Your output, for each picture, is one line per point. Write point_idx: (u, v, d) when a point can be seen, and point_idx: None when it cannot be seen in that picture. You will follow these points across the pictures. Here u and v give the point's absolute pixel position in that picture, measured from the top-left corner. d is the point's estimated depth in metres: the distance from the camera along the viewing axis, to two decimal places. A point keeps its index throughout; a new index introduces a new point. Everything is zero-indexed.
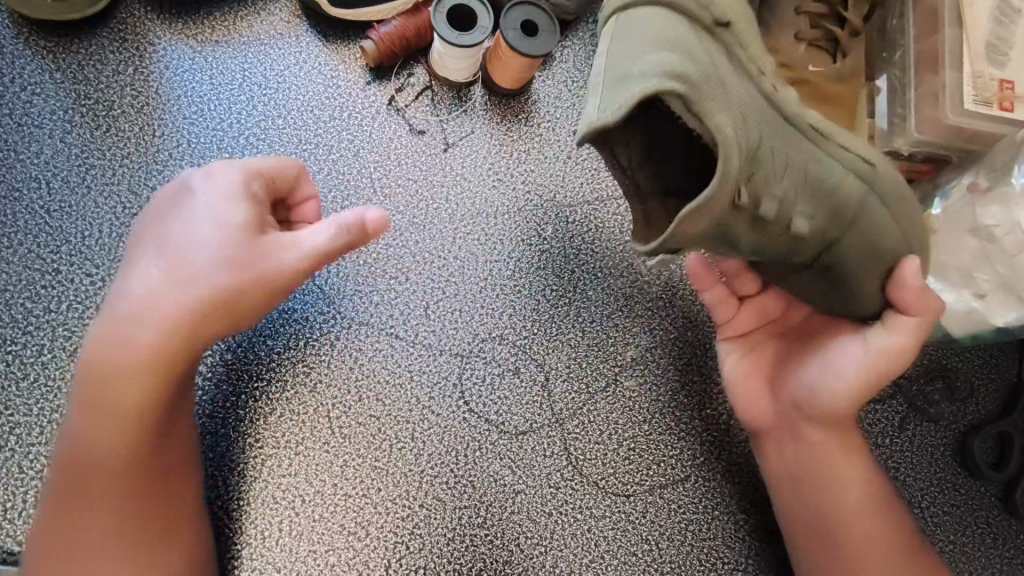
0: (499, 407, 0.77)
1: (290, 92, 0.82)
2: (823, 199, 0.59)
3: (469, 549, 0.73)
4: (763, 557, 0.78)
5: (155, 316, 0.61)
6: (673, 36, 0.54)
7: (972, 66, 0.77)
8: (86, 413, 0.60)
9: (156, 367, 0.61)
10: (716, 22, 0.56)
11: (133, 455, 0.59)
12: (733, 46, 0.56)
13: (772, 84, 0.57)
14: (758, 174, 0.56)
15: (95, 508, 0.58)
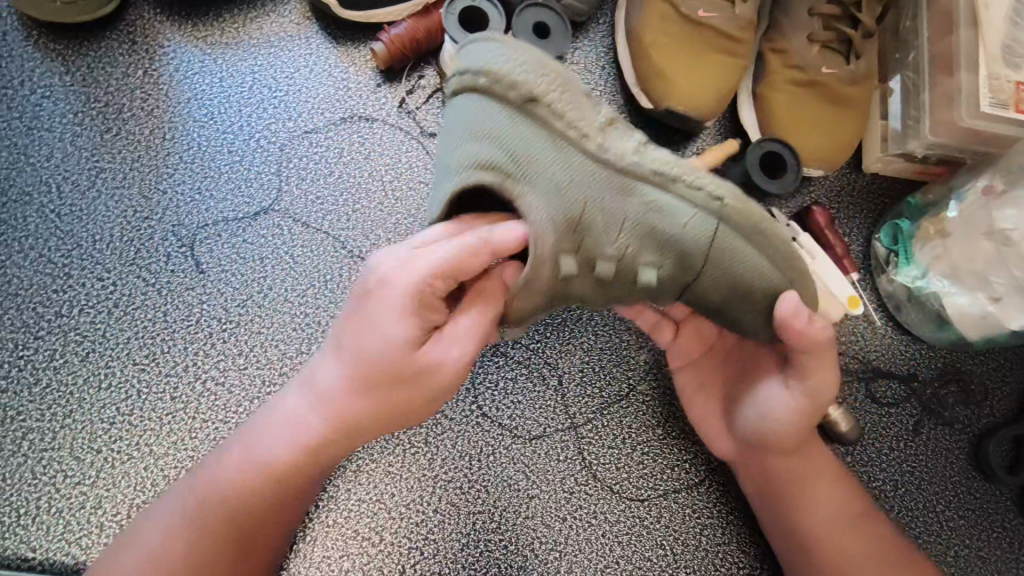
0: (513, 411, 0.77)
1: (301, 95, 0.82)
2: (668, 245, 0.54)
3: (484, 555, 0.73)
4: (778, 562, 0.77)
5: (313, 395, 0.59)
6: (492, 124, 0.54)
7: (988, 67, 0.76)
8: (234, 474, 0.59)
9: (295, 454, 0.59)
10: (522, 97, 0.52)
11: (255, 512, 0.59)
12: (544, 116, 0.52)
13: (602, 140, 0.53)
14: (590, 238, 0.55)
15: (198, 546, 0.57)
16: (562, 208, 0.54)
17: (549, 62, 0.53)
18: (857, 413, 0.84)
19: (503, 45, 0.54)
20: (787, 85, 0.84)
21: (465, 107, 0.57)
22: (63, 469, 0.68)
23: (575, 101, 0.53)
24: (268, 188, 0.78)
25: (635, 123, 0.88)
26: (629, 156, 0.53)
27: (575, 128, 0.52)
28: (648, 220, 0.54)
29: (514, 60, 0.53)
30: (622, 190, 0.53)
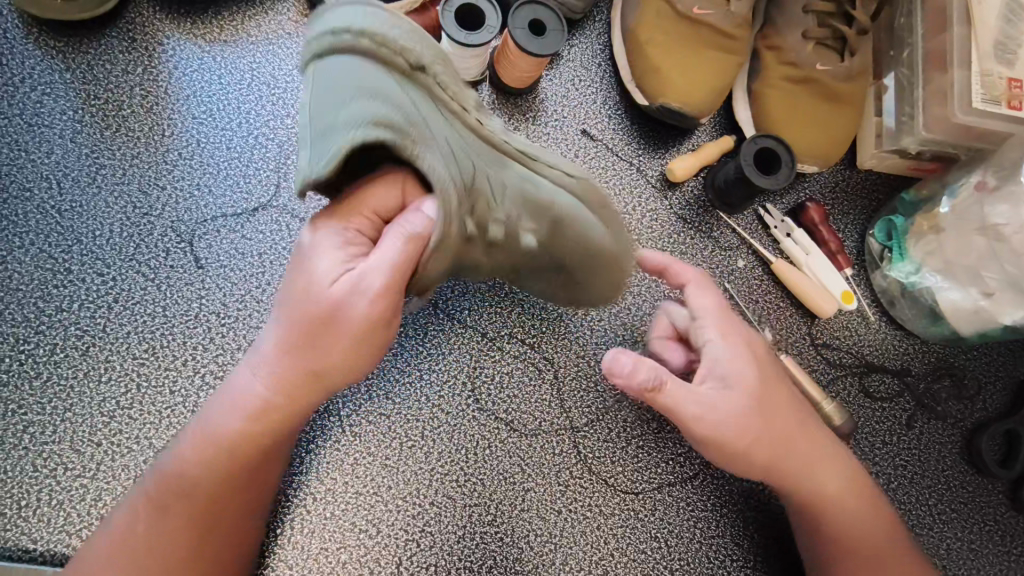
0: (509, 405, 0.78)
1: (298, 92, 0.82)
2: (540, 211, 0.63)
3: (480, 547, 0.73)
4: (771, 555, 0.78)
5: (260, 366, 0.58)
6: (383, 84, 0.56)
7: (980, 64, 0.76)
8: (189, 455, 0.59)
9: (250, 432, 0.59)
10: (415, 65, 0.58)
11: (217, 498, 0.60)
12: (435, 89, 0.59)
13: (478, 116, 0.62)
14: (480, 195, 0.60)
15: (166, 532, 0.58)
16: (462, 171, 0.58)
17: (424, 37, 0.60)
18: (850, 407, 0.85)
19: (377, 11, 0.57)
20: (782, 82, 0.84)
21: (338, 65, 0.56)
22: (63, 462, 0.69)
23: (452, 83, 0.61)
24: (266, 184, 0.79)
25: (631, 120, 0.88)
26: (499, 136, 0.63)
27: (456, 103, 0.60)
28: (524, 189, 0.62)
29: (403, 31, 0.58)
30: (500, 160, 0.62)
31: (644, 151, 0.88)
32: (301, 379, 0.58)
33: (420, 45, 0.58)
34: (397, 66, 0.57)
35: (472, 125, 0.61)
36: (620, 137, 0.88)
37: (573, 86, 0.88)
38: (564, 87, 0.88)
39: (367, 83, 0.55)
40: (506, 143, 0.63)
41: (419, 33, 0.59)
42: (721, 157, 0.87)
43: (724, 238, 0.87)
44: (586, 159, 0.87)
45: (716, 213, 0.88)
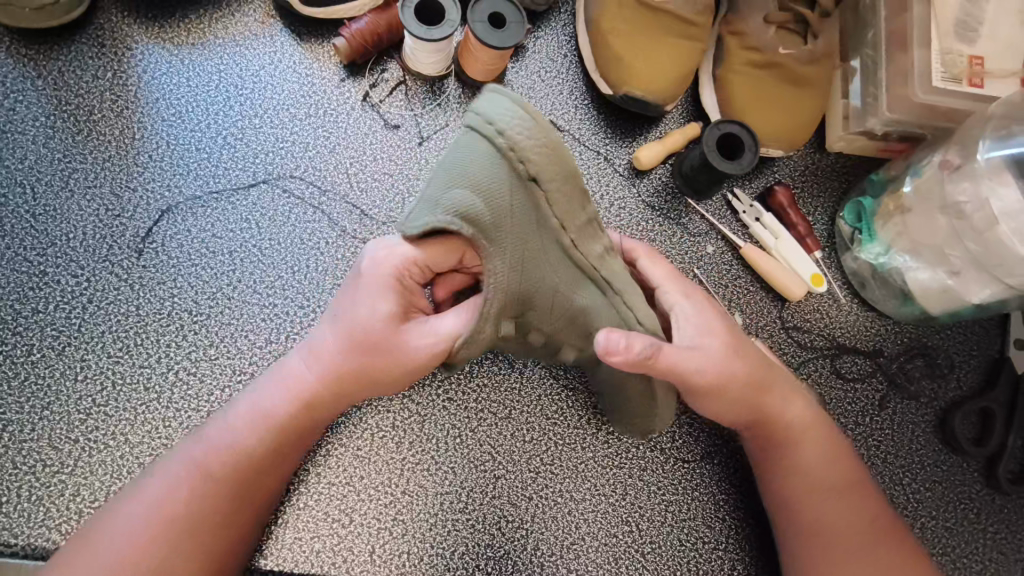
0: (479, 394, 0.79)
1: (266, 92, 0.84)
2: (581, 327, 0.66)
3: (452, 534, 0.75)
4: (744, 537, 0.79)
5: (318, 358, 0.64)
6: (489, 176, 0.59)
7: (940, 43, 0.78)
8: (239, 431, 0.62)
9: (284, 429, 0.64)
10: (530, 175, 0.59)
11: (246, 492, 0.62)
12: (539, 198, 0.60)
13: (580, 239, 0.63)
14: (532, 311, 0.64)
15: (205, 499, 0.60)
16: (524, 287, 0.62)
17: (548, 136, 0.59)
18: (821, 389, 0.85)
19: (521, 112, 0.59)
20: (746, 66, 0.85)
21: (470, 139, 0.60)
22: (43, 458, 0.71)
23: (567, 200, 0.61)
24: (236, 183, 0.81)
25: (597, 110, 0.89)
26: (590, 258, 0.63)
27: (559, 220, 0.61)
28: (580, 320, 0.65)
29: (530, 139, 0.58)
30: (577, 282, 0.64)
31: (611, 140, 0.89)
32: (331, 382, 0.64)
33: (540, 145, 0.58)
34: (513, 163, 0.58)
35: (563, 244, 0.62)
36: (586, 128, 0.88)
37: (539, 77, 0.89)
38: (529, 78, 0.89)
39: (479, 172, 0.59)
40: (586, 265, 0.63)
41: (549, 136, 0.59)
42: (687, 145, 0.87)
43: (692, 224, 0.87)
44: None
45: (684, 199, 0.88)
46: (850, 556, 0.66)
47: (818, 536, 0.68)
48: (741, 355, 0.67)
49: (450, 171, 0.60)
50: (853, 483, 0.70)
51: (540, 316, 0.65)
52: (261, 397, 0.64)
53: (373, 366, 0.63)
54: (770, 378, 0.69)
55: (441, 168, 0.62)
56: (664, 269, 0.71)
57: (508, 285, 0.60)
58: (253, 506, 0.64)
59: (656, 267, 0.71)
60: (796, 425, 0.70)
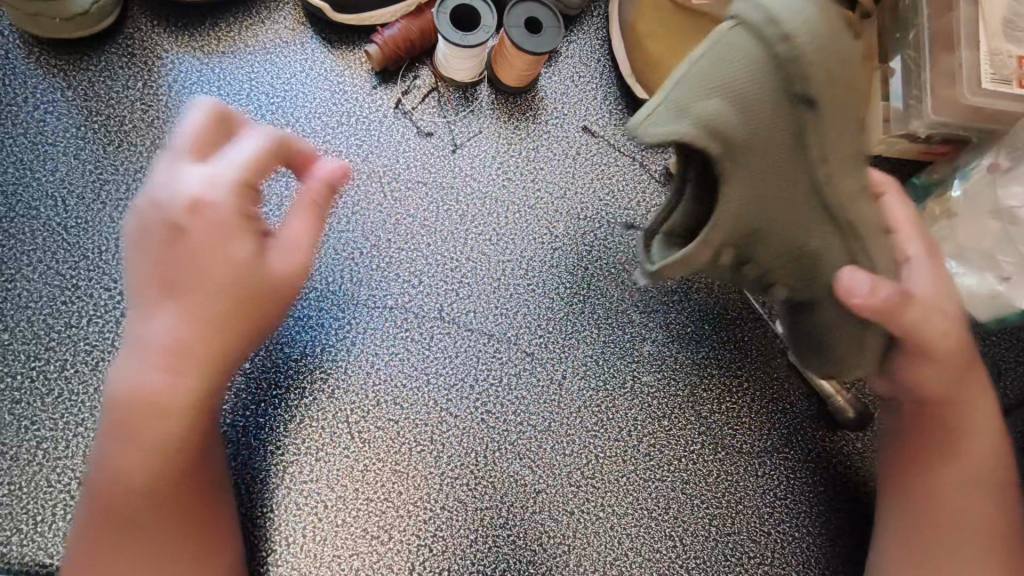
0: (517, 407, 0.77)
1: (297, 100, 0.82)
2: (801, 267, 0.64)
3: (493, 550, 0.73)
4: (791, 551, 0.77)
5: (149, 352, 0.58)
6: (754, 92, 0.55)
7: (989, 44, 0.76)
8: (116, 450, 0.57)
9: (146, 411, 0.57)
10: (803, 94, 0.55)
11: (172, 485, 0.58)
12: (811, 125, 0.56)
13: (835, 176, 0.58)
14: (759, 241, 0.64)
15: (117, 525, 0.56)
16: (755, 215, 0.61)
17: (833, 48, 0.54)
18: (866, 399, 0.83)
19: (812, 12, 0.54)
20: None
21: (725, 40, 0.56)
22: (77, 476, 0.69)
23: (840, 129, 0.57)
24: (268, 193, 0.79)
25: (632, 115, 0.87)
26: (847, 194, 0.59)
27: (819, 153, 0.57)
28: (804, 261, 0.63)
29: (812, 53, 0.54)
30: (815, 221, 0.60)
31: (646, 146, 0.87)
32: (164, 348, 0.58)
33: (834, 74, 0.55)
34: (781, 83, 0.55)
35: (815, 183, 0.58)
36: (621, 133, 0.87)
37: (572, 83, 0.88)
38: (563, 83, 0.87)
39: (732, 87, 0.56)
40: (839, 211, 0.59)
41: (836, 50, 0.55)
42: None
43: None
44: (588, 155, 0.86)
45: None
46: (966, 547, 0.64)
47: (937, 521, 0.66)
48: (959, 327, 0.67)
49: (705, 84, 0.56)
50: (1003, 488, 0.67)
51: (766, 249, 0.64)
52: (111, 410, 0.58)
53: (257, 289, 0.60)
54: (969, 363, 0.68)
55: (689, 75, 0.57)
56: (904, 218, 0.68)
57: (745, 210, 0.60)
58: (194, 482, 0.60)
59: (899, 205, 0.68)
60: (972, 417, 0.68)
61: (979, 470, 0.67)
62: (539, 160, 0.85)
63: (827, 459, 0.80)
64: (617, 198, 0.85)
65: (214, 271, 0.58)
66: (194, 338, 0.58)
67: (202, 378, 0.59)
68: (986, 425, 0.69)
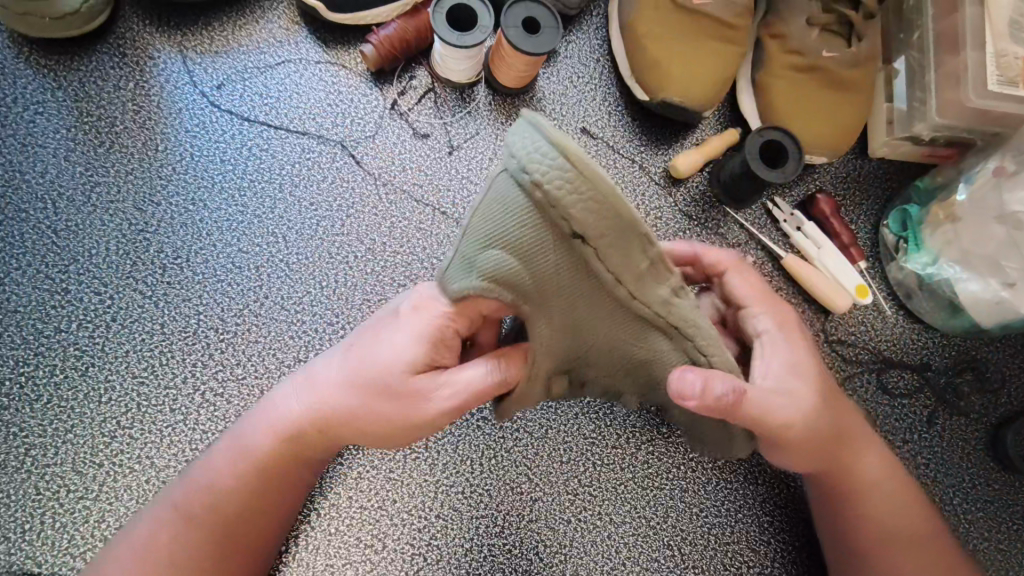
0: (514, 413, 0.76)
1: (291, 101, 0.81)
2: (636, 370, 0.63)
3: (488, 559, 0.72)
4: (790, 561, 0.76)
5: (350, 371, 0.60)
6: (536, 238, 0.51)
7: (994, 45, 0.74)
8: (243, 471, 0.60)
9: (306, 435, 0.61)
10: (573, 231, 0.49)
11: (236, 513, 0.60)
12: (593, 260, 0.50)
13: (639, 294, 0.54)
14: (585, 356, 0.63)
15: (186, 539, 0.58)
16: (571, 342, 0.61)
17: (593, 175, 0.46)
18: (868, 405, 0.82)
19: (562, 157, 0.45)
20: (787, 70, 0.82)
21: (496, 196, 0.51)
22: (66, 484, 0.68)
23: (624, 257, 0.51)
24: (261, 196, 0.78)
25: (631, 116, 0.86)
26: (654, 307, 0.55)
27: (614, 276, 0.52)
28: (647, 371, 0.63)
29: (573, 193, 0.46)
30: (631, 335, 0.58)
31: (645, 147, 0.86)
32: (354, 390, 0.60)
33: (589, 206, 0.47)
34: (553, 228, 0.50)
35: (621, 299, 0.54)
36: (620, 135, 0.86)
37: (571, 84, 0.86)
38: (561, 84, 0.86)
39: (522, 233, 0.51)
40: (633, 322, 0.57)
41: (589, 176, 0.46)
42: (727, 152, 0.84)
43: (731, 234, 0.84)
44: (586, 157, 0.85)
45: (722, 208, 0.85)
46: None
47: None
48: (804, 404, 0.62)
49: (517, 230, 0.51)
50: (919, 537, 0.65)
51: (593, 366, 0.65)
52: (280, 433, 0.61)
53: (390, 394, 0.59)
54: (835, 423, 0.64)
55: (494, 216, 0.52)
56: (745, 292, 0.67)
57: (558, 339, 0.59)
58: (268, 516, 0.62)
59: (741, 285, 0.68)
60: (863, 468, 0.66)
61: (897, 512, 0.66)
62: None
63: None
64: None
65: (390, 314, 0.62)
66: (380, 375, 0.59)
67: (368, 422, 0.60)
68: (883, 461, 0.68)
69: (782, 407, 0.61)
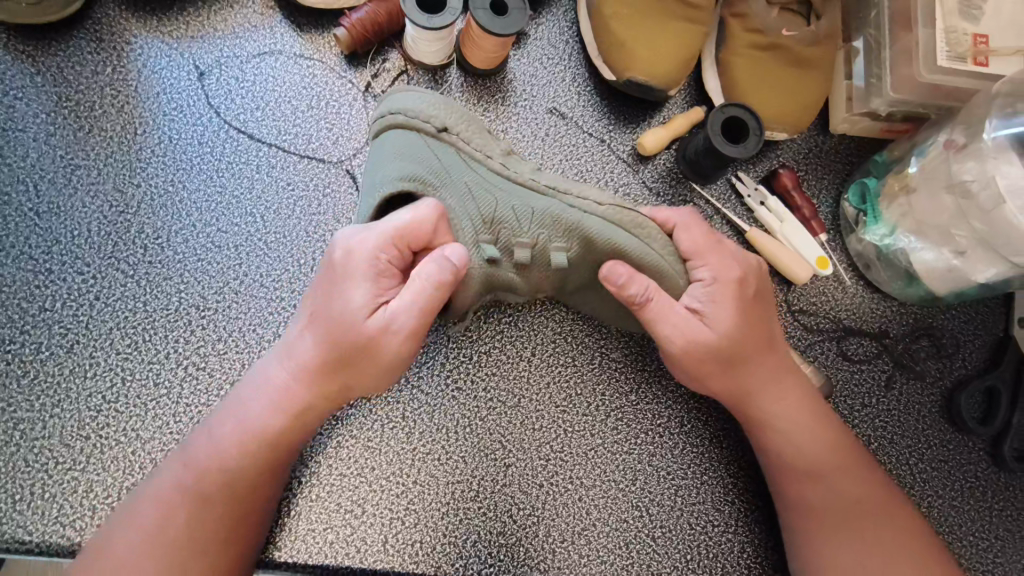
0: (488, 383, 0.79)
1: (266, 84, 0.83)
2: (560, 225, 0.70)
3: (464, 522, 0.75)
4: (754, 519, 0.79)
5: (307, 344, 0.65)
6: (417, 146, 0.70)
7: (945, 21, 0.76)
8: (236, 447, 0.63)
9: (295, 408, 0.65)
10: (440, 128, 0.70)
11: (250, 483, 0.64)
12: (460, 144, 0.71)
13: (504, 162, 0.72)
14: (503, 226, 0.70)
15: (198, 514, 0.61)
16: (479, 204, 0.70)
17: (449, 103, 0.73)
18: (829, 371, 0.85)
19: (425, 94, 0.72)
20: (749, 48, 0.84)
21: (381, 144, 0.72)
22: (55, 456, 0.71)
23: (479, 136, 0.72)
24: (239, 177, 0.80)
25: (600, 96, 0.89)
26: (527, 174, 0.71)
27: (482, 154, 0.71)
28: (556, 214, 0.70)
29: (436, 106, 0.71)
30: (525, 193, 0.70)
31: (614, 126, 0.88)
32: (341, 359, 0.64)
33: (454, 114, 0.72)
34: (429, 134, 0.70)
35: (496, 169, 0.71)
36: (589, 114, 0.88)
37: (540, 65, 0.89)
38: (531, 66, 0.88)
39: (412, 145, 0.70)
40: (530, 183, 0.71)
41: (450, 103, 0.73)
42: (692, 130, 0.87)
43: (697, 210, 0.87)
44: (556, 137, 0.87)
45: (689, 184, 0.88)
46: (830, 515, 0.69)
47: (807, 487, 0.70)
48: (735, 328, 0.69)
49: (400, 150, 0.70)
50: (828, 434, 0.72)
51: (509, 227, 0.70)
52: (277, 401, 0.65)
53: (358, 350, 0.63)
54: (771, 339, 0.72)
55: (381, 157, 0.71)
56: (701, 239, 0.71)
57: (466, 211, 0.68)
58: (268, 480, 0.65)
59: (688, 237, 0.72)
60: (773, 390, 0.71)
61: (820, 453, 0.71)
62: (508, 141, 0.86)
63: None
64: (586, 177, 0.86)
65: (333, 273, 0.65)
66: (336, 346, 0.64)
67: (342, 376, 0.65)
68: (802, 400, 0.72)
69: (726, 331, 0.69)
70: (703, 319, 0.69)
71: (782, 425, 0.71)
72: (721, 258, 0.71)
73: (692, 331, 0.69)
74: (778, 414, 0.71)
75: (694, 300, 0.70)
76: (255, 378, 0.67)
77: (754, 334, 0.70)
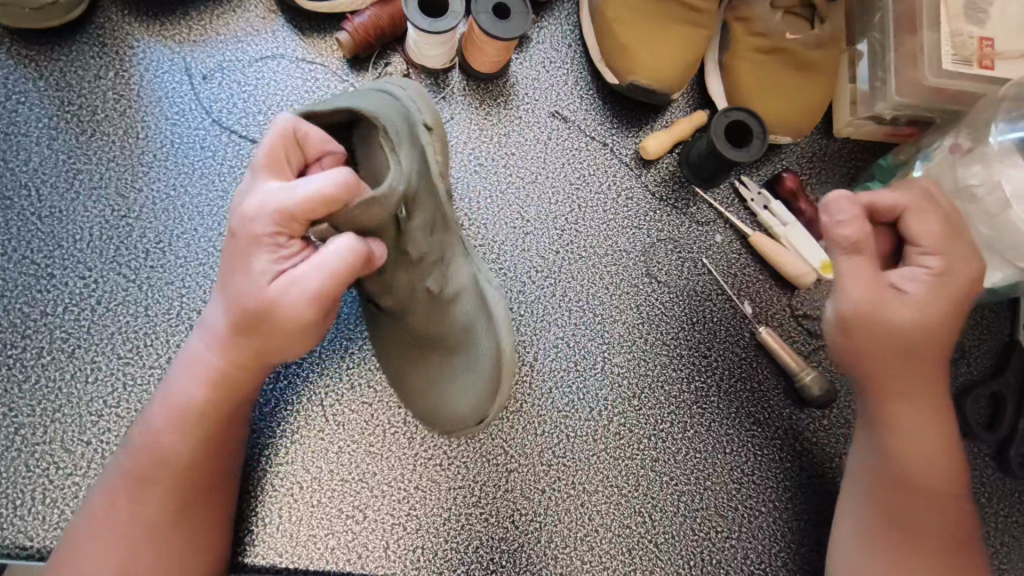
0: None
1: (268, 88, 0.83)
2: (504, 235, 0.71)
3: (466, 528, 0.75)
4: (757, 525, 0.79)
5: (216, 314, 0.59)
6: (392, 103, 0.62)
7: (951, 25, 0.76)
8: (168, 427, 0.60)
9: (217, 383, 0.60)
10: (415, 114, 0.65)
11: (194, 466, 0.61)
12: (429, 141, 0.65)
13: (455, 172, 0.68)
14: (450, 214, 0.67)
15: (138, 507, 0.59)
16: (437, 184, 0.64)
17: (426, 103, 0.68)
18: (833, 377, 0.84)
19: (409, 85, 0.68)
20: (752, 52, 0.84)
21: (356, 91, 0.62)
22: (56, 461, 0.71)
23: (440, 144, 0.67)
24: (241, 181, 0.80)
25: (603, 100, 0.88)
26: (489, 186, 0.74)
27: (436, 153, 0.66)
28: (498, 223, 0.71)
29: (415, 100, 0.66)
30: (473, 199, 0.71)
31: (617, 130, 0.88)
32: (249, 327, 0.57)
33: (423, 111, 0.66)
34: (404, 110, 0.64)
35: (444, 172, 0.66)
36: (592, 119, 0.88)
37: (543, 68, 0.88)
38: (534, 69, 0.88)
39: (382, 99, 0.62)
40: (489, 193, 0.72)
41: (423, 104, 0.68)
42: (695, 134, 0.87)
43: (700, 214, 0.87)
44: (559, 141, 0.87)
45: (692, 188, 0.87)
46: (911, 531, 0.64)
47: (900, 501, 0.65)
48: (934, 323, 0.63)
49: (369, 96, 0.61)
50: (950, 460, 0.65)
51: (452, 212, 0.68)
52: (198, 379, 0.60)
53: (266, 318, 0.56)
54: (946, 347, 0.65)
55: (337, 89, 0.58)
56: (932, 234, 0.65)
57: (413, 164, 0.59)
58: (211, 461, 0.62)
59: (923, 226, 0.65)
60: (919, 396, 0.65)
61: (937, 477, 0.65)
62: (511, 145, 0.86)
63: (793, 436, 0.82)
64: (588, 181, 0.86)
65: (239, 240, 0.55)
66: (243, 319, 0.56)
67: (258, 347, 0.58)
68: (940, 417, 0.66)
69: (920, 322, 0.63)
70: (907, 299, 0.63)
71: (915, 433, 0.65)
72: (963, 255, 0.64)
73: (900, 303, 0.63)
74: (911, 422, 0.65)
75: (914, 279, 0.64)
76: (181, 356, 0.62)
77: (937, 337, 0.63)
